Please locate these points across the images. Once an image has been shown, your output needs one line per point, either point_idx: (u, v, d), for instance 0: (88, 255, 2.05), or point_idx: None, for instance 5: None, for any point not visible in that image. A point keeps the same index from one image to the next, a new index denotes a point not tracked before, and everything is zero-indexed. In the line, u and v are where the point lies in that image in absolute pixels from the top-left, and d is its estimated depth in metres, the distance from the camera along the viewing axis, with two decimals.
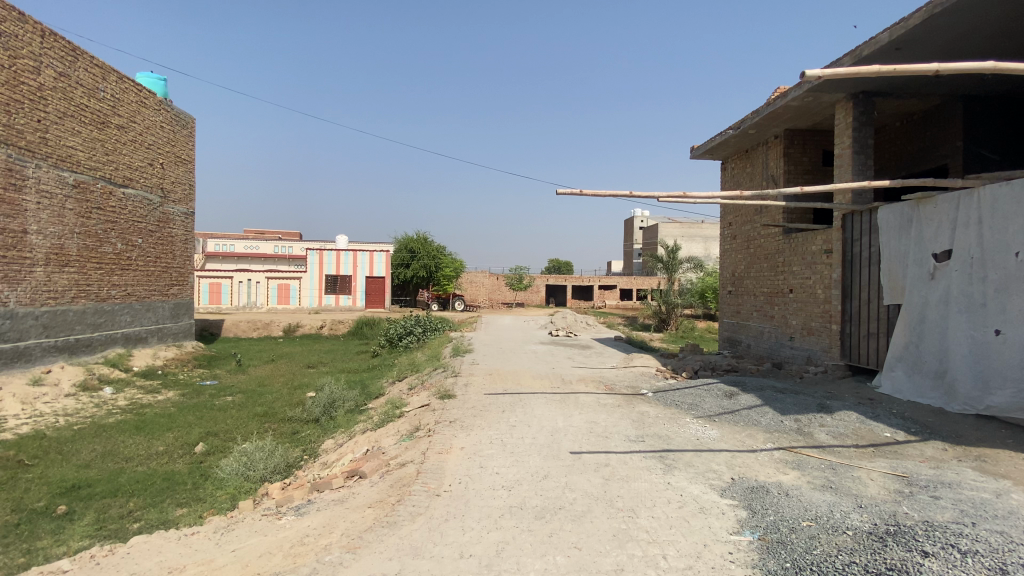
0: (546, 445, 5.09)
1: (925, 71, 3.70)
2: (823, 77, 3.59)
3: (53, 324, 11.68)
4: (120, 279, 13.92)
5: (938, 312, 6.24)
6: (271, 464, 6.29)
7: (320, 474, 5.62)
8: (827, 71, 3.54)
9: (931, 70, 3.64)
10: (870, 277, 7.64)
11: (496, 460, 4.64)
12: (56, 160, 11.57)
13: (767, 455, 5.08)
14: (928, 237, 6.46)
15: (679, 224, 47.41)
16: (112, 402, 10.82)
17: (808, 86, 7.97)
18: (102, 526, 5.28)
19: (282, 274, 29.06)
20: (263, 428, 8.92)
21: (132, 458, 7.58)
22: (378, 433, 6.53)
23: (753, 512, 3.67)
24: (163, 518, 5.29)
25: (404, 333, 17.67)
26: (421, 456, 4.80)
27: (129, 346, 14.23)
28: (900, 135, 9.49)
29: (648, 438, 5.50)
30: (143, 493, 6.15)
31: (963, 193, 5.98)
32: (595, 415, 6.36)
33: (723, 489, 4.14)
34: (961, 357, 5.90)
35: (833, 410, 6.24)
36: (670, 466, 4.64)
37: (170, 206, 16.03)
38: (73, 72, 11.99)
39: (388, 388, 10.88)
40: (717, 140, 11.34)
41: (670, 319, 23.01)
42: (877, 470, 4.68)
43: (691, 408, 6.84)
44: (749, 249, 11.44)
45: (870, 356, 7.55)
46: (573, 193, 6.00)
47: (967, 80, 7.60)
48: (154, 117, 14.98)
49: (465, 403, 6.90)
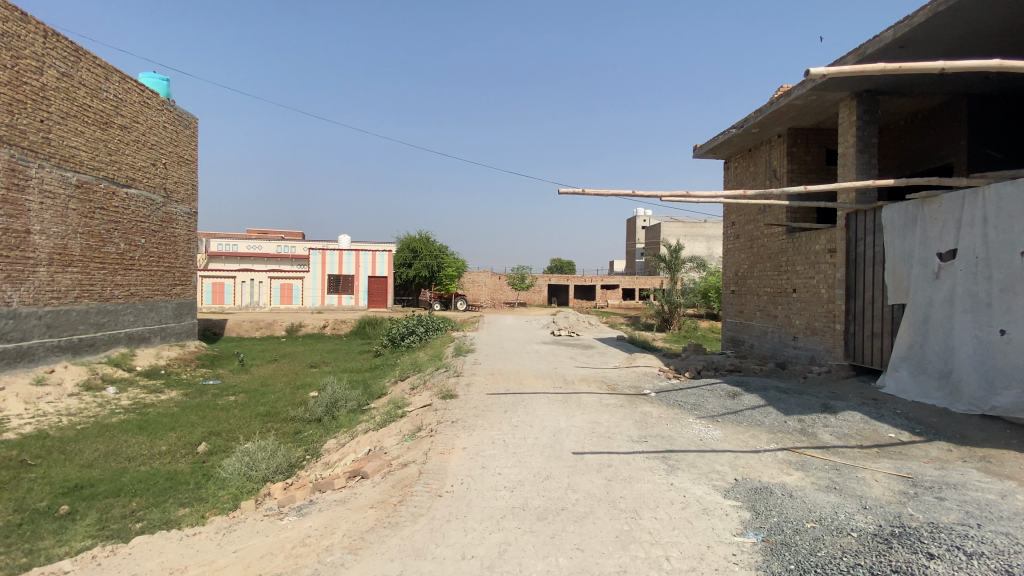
0: (549, 446, 5.08)
1: (931, 70, 3.66)
2: (828, 75, 3.54)
3: (56, 324, 11.72)
4: (123, 279, 13.94)
5: (944, 312, 6.20)
6: (274, 464, 6.29)
7: (322, 474, 5.62)
8: (832, 68, 3.48)
9: (937, 68, 3.60)
10: (874, 277, 7.59)
11: (498, 461, 4.63)
12: (59, 160, 11.61)
13: (771, 456, 5.06)
14: (932, 237, 6.41)
15: (683, 224, 47.30)
16: (115, 402, 10.85)
17: (812, 85, 7.93)
18: (104, 526, 5.29)
19: (284, 272, 29.22)
20: (265, 428, 8.93)
21: (135, 457, 7.60)
22: (380, 433, 6.53)
23: (756, 514, 3.65)
24: (166, 518, 5.30)
25: (407, 333, 17.67)
26: (424, 456, 4.79)
27: (132, 346, 14.26)
28: (904, 135, 9.45)
29: (651, 438, 5.48)
30: (145, 493, 6.15)
31: (967, 192, 5.94)
32: (597, 415, 6.35)
33: (726, 490, 4.12)
34: (966, 357, 5.86)
35: (837, 410, 6.21)
36: (673, 467, 4.61)
37: (173, 206, 16.06)
38: (76, 72, 12.03)
39: (390, 388, 10.87)
40: (720, 139, 11.30)
41: (673, 319, 22.93)
42: (881, 471, 4.65)
43: (694, 408, 6.83)
44: (752, 248, 11.40)
45: (874, 356, 7.51)
46: (575, 192, 5.96)
47: (972, 79, 7.55)
48: (156, 117, 15.02)
49: (468, 403, 6.90)
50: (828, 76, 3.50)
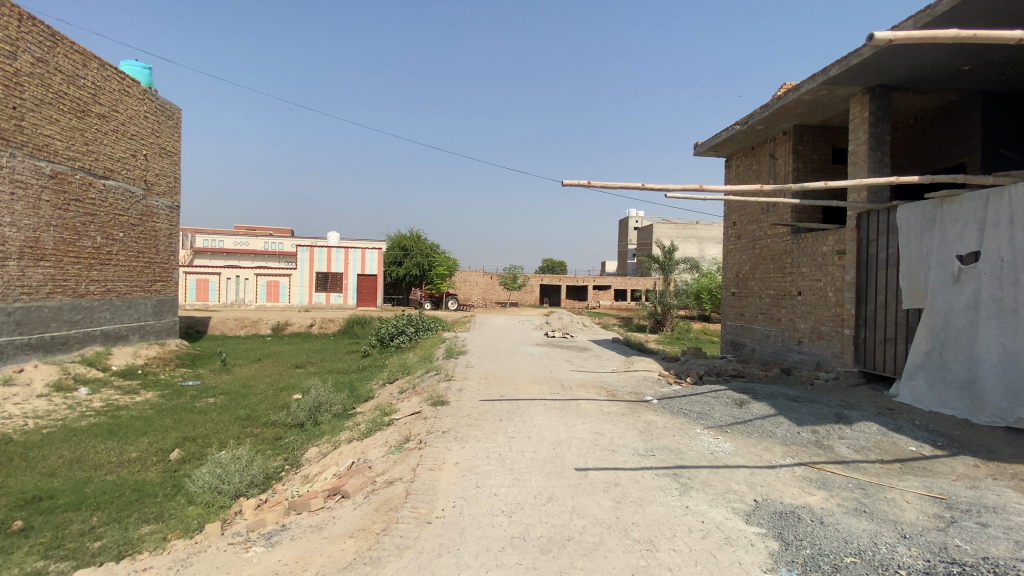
0: (548, 461, 4.64)
1: (1006, 40, 3.18)
2: (893, 41, 2.98)
3: (26, 321, 11.11)
4: (100, 275, 13.30)
5: (966, 318, 5.86)
6: (248, 477, 5.74)
7: (300, 490, 5.13)
8: (900, 33, 2.93)
9: (1013, 38, 3.13)
10: (887, 280, 7.24)
11: (494, 479, 4.18)
12: (31, 149, 10.99)
13: (788, 472, 4.66)
14: (953, 238, 6.07)
15: (674, 224, 47.18)
16: (87, 404, 10.28)
17: (824, 78, 7.55)
18: (58, 545, 4.78)
19: (270, 270, 28.47)
20: (243, 433, 8.40)
21: (101, 465, 7.05)
22: (364, 444, 6.03)
23: (785, 544, 3.24)
24: (130, 537, 4.80)
25: (395, 333, 17.19)
26: (411, 474, 4.33)
27: (108, 344, 13.60)
28: (914, 134, 9.18)
29: (659, 452, 5.05)
30: (108, 507, 5.63)
31: (992, 190, 5.60)
32: (599, 425, 5.92)
33: (748, 514, 3.70)
34: (990, 366, 5.51)
35: (852, 420, 5.83)
36: (686, 486, 4.20)
37: (154, 199, 15.43)
38: (51, 58, 11.42)
39: (377, 392, 10.38)
40: (722, 135, 10.91)
41: (667, 320, 22.59)
42: (911, 491, 4.25)
43: (699, 417, 6.42)
44: (755, 249, 11.04)
45: (887, 363, 7.16)
46: (580, 184, 5.33)
47: (991, 74, 7.24)
48: (137, 106, 14.39)
49: (460, 411, 6.43)
50: (895, 42, 2.95)
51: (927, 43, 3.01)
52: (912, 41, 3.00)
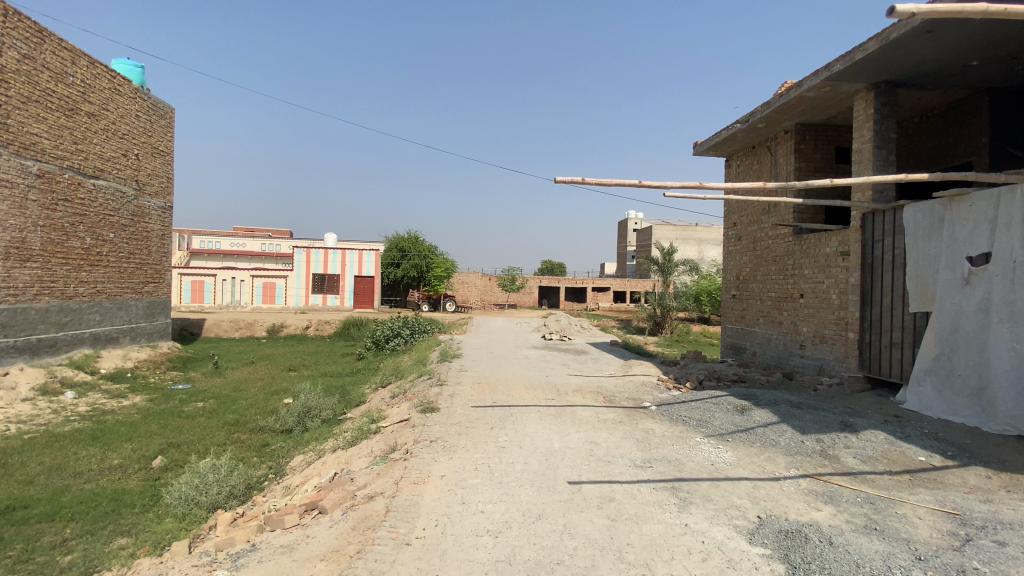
0: (540, 474, 4.40)
1: None
2: (916, 16, 2.72)
3: (12, 323, 10.87)
4: (89, 276, 13.04)
5: (976, 322, 5.62)
6: (228, 487, 5.48)
7: (279, 503, 4.89)
8: (924, 6, 2.67)
9: None
10: (893, 282, 7.00)
11: (481, 494, 3.93)
12: (17, 148, 10.73)
13: (792, 485, 4.42)
14: (963, 239, 5.84)
15: (674, 227, 47.01)
16: (72, 408, 10.02)
17: (825, 74, 7.37)
18: (26, 559, 4.51)
19: (267, 271, 28.20)
20: (229, 440, 8.14)
21: (81, 473, 6.79)
22: (349, 454, 5.78)
23: (793, 568, 3.00)
24: (101, 551, 4.55)
25: (391, 335, 16.97)
26: (393, 487, 4.09)
27: (97, 346, 13.34)
28: (919, 133, 8.98)
29: (657, 463, 4.80)
30: (83, 519, 5.37)
31: (1003, 189, 5.37)
32: (595, 433, 5.67)
33: (751, 533, 3.46)
34: (1002, 372, 5.26)
35: (858, 429, 5.58)
36: (685, 502, 3.95)
37: (146, 199, 15.19)
38: (39, 55, 11.20)
39: (369, 396, 10.12)
40: (722, 134, 10.69)
41: (666, 322, 22.38)
42: (923, 506, 4.01)
43: (699, 425, 6.17)
44: (756, 251, 10.79)
45: (893, 368, 6.92)
46: (573, 180, 5.09)
47: (999, 70, 7.04)
48: (129, 105, 14.17)
49: (450, 419, 6.18)
50: (918, 16, 2.69)
51: (952, 18, 2.75)
52: (938, 14, 2.74)
